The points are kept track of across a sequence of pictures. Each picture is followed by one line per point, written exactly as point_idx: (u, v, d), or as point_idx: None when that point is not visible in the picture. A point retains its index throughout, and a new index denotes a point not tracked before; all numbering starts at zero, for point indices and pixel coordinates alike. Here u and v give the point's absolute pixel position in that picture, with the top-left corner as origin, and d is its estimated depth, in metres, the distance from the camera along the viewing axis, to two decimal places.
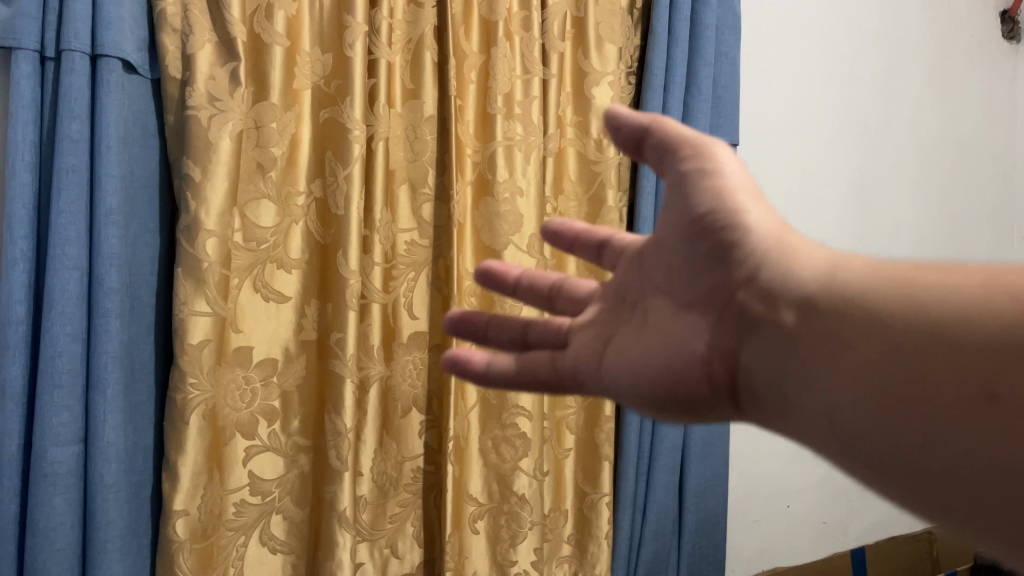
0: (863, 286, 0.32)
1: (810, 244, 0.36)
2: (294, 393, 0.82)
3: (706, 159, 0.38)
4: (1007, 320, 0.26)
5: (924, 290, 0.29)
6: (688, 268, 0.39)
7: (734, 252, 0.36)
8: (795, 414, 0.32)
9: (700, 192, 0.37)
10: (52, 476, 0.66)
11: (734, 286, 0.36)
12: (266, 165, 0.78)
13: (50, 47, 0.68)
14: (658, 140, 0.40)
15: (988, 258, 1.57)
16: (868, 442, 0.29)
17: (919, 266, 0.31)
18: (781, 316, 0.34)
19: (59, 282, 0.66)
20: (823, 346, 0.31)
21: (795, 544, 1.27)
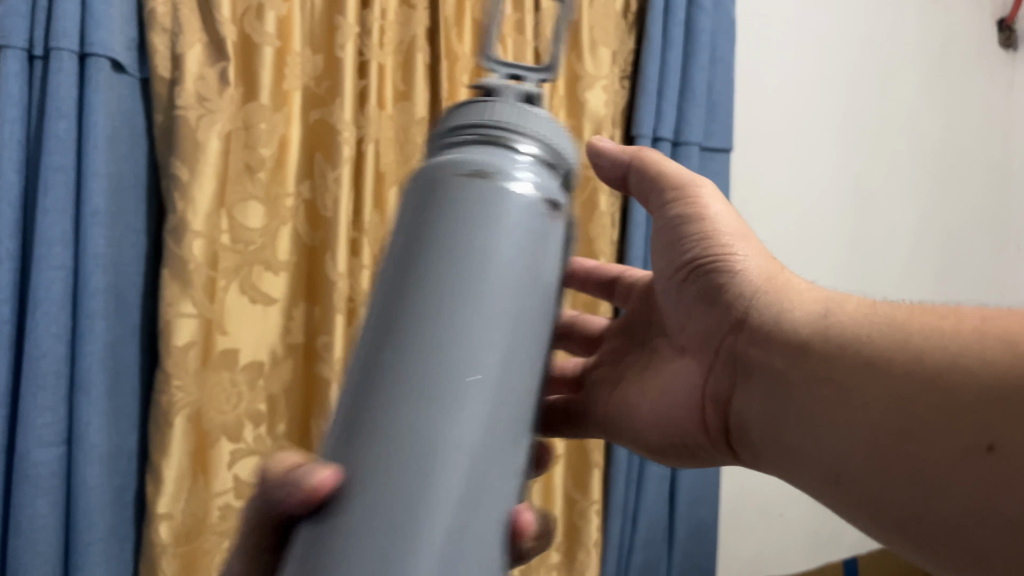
0: (850, 329, 0.35)
1: (801, 283, 0.41)
2: (280, 396, 0.82)
3: (688, 202, 0.45)
4: (981, 369, 0.29)
5: (893, 329, 0.33)
6: (686, 311, 0.45)
7: (721, 294, 0.42)
8: (794, 452, 0.36)
9: (685, 238, 0.45)
10: (34, 478, 0.65)
11: (726, 329, 0.42)
12: (254, 165, 0.77)
13: (38, 45, 0.67)
14: (642, 181, 0.48)
15: (983, 266, 1.56)
16: (863, 479, 0.32)
17: (909, 311, 0.34)
18: (772, 361, 0.38)
19: (44, 282, 0.65)
20: (819, 390, 0.35)
21: (788, 553, 1.26)
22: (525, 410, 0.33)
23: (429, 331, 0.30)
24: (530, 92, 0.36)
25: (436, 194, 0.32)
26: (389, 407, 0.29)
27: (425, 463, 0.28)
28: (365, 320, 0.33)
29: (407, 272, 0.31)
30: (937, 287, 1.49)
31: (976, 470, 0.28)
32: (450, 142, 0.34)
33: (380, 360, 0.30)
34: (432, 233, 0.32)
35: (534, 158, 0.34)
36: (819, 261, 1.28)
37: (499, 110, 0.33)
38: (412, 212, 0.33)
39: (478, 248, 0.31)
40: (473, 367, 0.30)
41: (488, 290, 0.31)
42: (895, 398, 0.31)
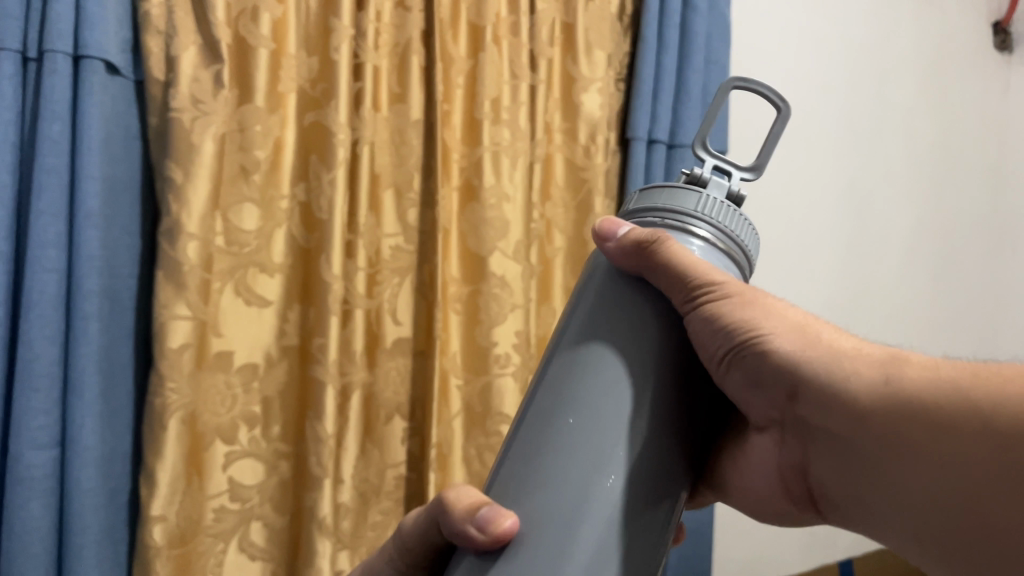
0: (917, 396, 0.31)
1: (850, 343, 0.36)
2: (275, 398, 0.81)
3: (705, 273, 0.38)
4: (996, 417, 0.28)
5: (920, 380, 0.31)
6: (728, 394, 0.40)
7: (767, 372, 0.37)
8: (876, 516, 0.34)
9: (714, 323, 0.38)
10: (28, 481, 0.65)
11: (784, 404, 0.38)
12: (249, 167, 0.77)
13: (32, 48, 0.68)
14: (652, 262, 0.39)
15: (978, 269, 1.56)
16: (950, 544, 0.30)
17: (978, 370, 0.30)
18: (835, 432, 0.35)
19: (38, 284, 0.65)
20: (891, 455, 0.32)
21: (783, 555, 1.26)
22: (653, 524, 0.37)
23: (566, 443, 0.37)
24: (729, 188, 0.43)
25: (584, 329, 0.40)
26: (531, 499, 0.36)
27: (557, 553, 0.35)
28: (516, 426, 0.41)
29: (553, 394, 0.39)
30: (934, 291, 1.49)
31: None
32: (598, 284, 0.42)
33: (526, 461, 0.38)
34: (578, 363, 0.39)
35: (708, 243, 0.41)
36: (815, 263, 1.28)
37: (678, 198, 0.42)
38: (562, 343, 0.41)
39: (612, 375, 0.38)
40: (606, 473, 0.36)
41: (617, 412, 0.37)
42: (973, 464, 0.29)
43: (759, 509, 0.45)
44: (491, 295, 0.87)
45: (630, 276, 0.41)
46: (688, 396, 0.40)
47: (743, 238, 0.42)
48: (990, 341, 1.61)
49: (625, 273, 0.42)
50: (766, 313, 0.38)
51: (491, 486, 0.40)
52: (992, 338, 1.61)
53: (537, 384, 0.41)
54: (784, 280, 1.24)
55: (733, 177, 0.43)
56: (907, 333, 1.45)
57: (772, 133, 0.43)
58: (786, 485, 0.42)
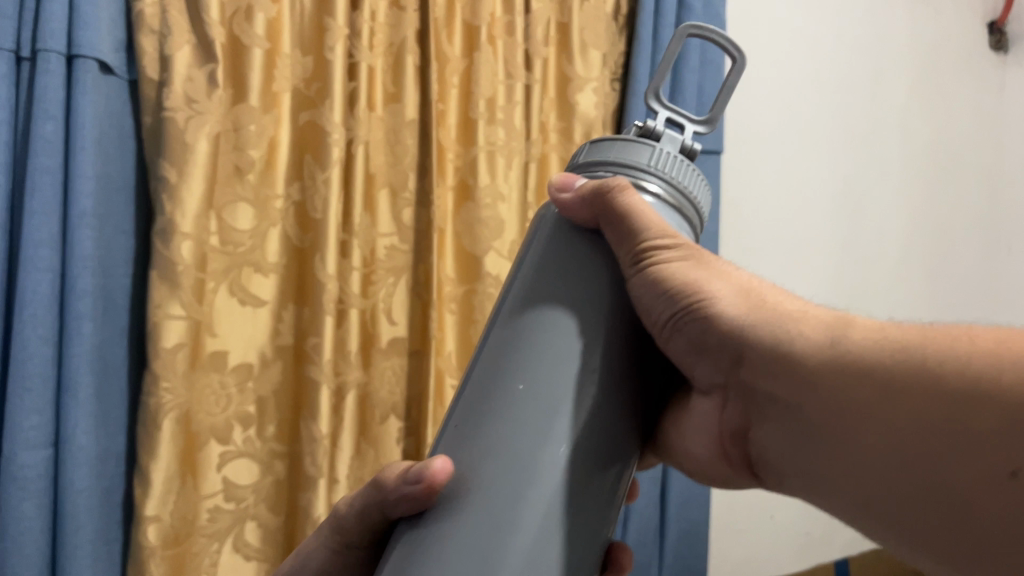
0: (863, 357, 0.31)
1: (795, 307, 0.36)
2: (269, 398, 0.81)
3: (656, 236, 0.38)
4: (948, 376, 0.28)
5: (868, 343, 0.31)
6: (673, 360, 0.40)
7: (713, 337, 0.38)
8: (821, 483, 0.33)
9: (663, 287, 0.38)
10: (21, 481, 0.65)
11: (729, 368, 0.38)
12: (243, 167, 0.77)
13: (25, 46, 0.67)
14: (607, 221, 0.39)
15: (974, 270, 1.57)
16: (894, 508, 0.30)
17: (917, 330, 0.31)
18: (780, 395, 0.35)
19: (30, 284, 0.65)
20: (835, 419, 0.32)
21: (779, 555, 1.27)
22: (598, 492, 0.36)
23: (514, 408, 0.36)
24: (682, 141, 0.43)
25: (532, 293, 0.39)
26: (476, 465, 0.35)
27: (505, 518, 0.33)
28: (459, 393, 0.39)
29: (499, 358, 0.38)
30: (929, 292, 1.49)
31: (999, 497, 0.26)
32: (544, 246, 0.41)
33: (471, 427, 0.36)
34: (530, 324, 0.38)
35: (659, 198, 0.41)
36: (811, 264, 1.28)
37: (633, 152, 0.42)
38: (508, 308, 0.40)
39: (563, 340, 0.37)
40: (553, 439, 0.35)
41: (565, 378, 0.36)
42: (916, 422, 0.28)
43: (701, 476, 0.44)
44: (485, 295, 0.88)
45: (585, 234, 0.41)
46: (640, 365, 0.40)
47: (695, 193, 0.43)
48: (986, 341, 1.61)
49: (579, 229, 0.41)
50: (711, 279, 0.38)
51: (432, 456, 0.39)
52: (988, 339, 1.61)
53: (482, 350, 0.40)
54: (779, 280, 1.24)
55: (689, 129, 0.44)
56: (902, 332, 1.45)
57: (726, 83, 0.44)
58: (724, 455, 0.41)
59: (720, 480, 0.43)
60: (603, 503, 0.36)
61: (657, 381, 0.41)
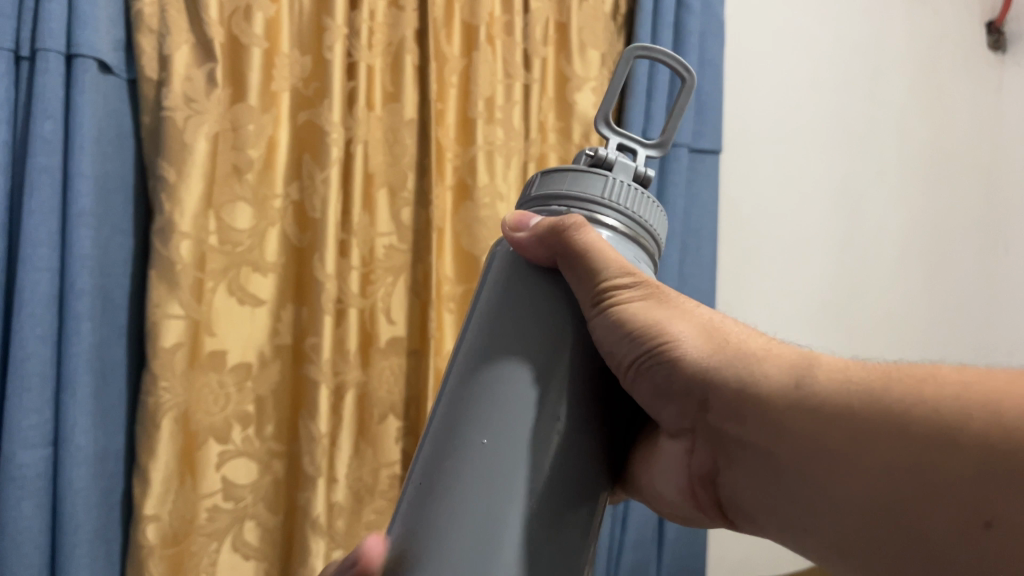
0: (829, 401, 0.31)
1: (756, 346, 0.37)
2: (268, 397, 0.81)
3: (616, 274, 0.38)
4: (917, 417, 0.28)
5: (833, 384, 0.32)
6: (639, 400, 0.40)
7: (678, 380, 0.38)
8: (795, 528, 0.34)
9: (626, 328, 0.38)
10: (20, 481, 0.65)
11: (696, 412, 0.38)
12: (242, 167, 0.77)
13: (25, 46, 0.67)
14: (565, 261, 0.39)
15: (972, 271, 1.57)
16: (868, 556, 0.30)
17: (882, 371, 0.31)
18: (751, 439, 0.35)
19: (29, 283, 0.65)
20: (806, 466, 0.32)
21: (778, 554, 1.27)
22: (567, 540, 0.36)
23: (476, 459, 0.35)
24: (634, 169, 0.43)
25: (489, 340, 0.39)
26: (440, 525, 0.34)
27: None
28: (420, 448, 0.39)
29: (457, 409, 0.38)
30: (927, 293, 1.49)
31: (976, 547, 0.26)
32: (498, 289, 0.41)
33: (432, 484, 0.36)
34: (491, 365, 0.38)
35: (616, 230, 0.41)
36: (810, 265, 1.28)
37: (586, 185, 0.42)
38: (467, 351, 0.39)
39: (524, 385, 0.37)
40: (518, 481, 0.35)
41: (527, 420, 0.36)
42: (888, 469, 0.28)
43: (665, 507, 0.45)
44: None
45: (543, 273, 0.40)
46: (606, 403, 0.39)
47: (651, 222, 0.43)
48: (985, 342, 1.61)
49: (536, 268, 0.41)
50: (671, 320, 0.39)
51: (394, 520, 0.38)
52: (987, 340, 1.61)
53: (441, 401, 0.39)
54: (778, 281, 1.24)
55: (642, 154, 0.45)
56: (899, 334, 1.46)
57: (676, 106, 0.45)
58: (693, 492, 0.42)
59: (692, 511, 0.44)
60: (573, 551, 0.36)
61: (626, 422, 0.41)
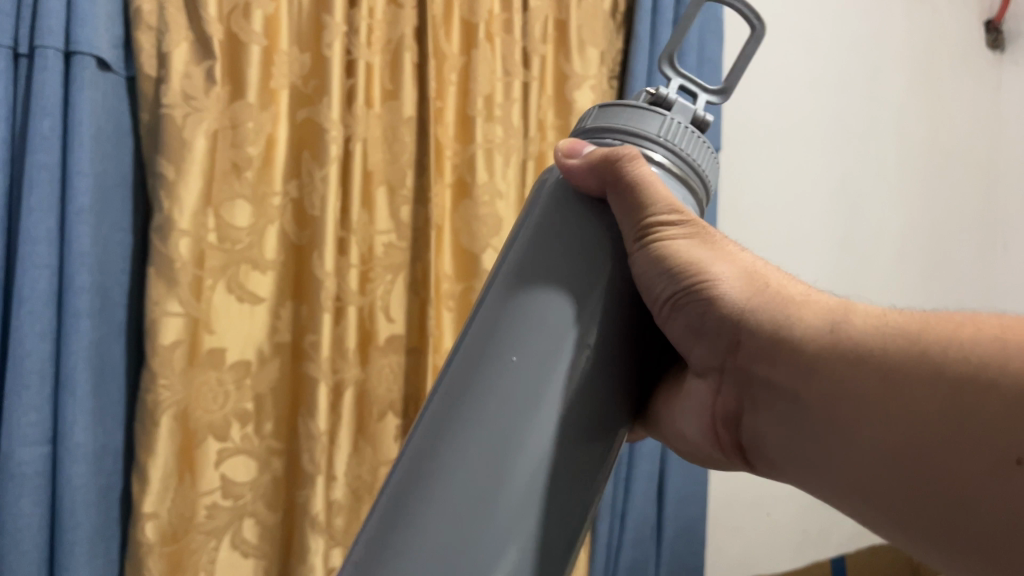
0: (863, 342, 0.32)
1: (801, 293, 0.37)
2: (267, 395, 0.82)
3: (664, 210, 0.37)
4: (946, 360, 0.28)
5: (867, 330, 0.32)
6: (672, 340, 0.40)
7: (713, 319, 0.38)
8: (818, 472, 0.34)
9: (666, 264, 0.37)
10: (19, 478, 0.65)
11: (726, 353, 0.39)
12: (241, 164, 0.77)
13: (24, 44, 0.67)
14: (615, 193, 0.38)
15: (970, 269, 1.57)
16: (888, 498, 0.30)
17: (918, 317, 0.31)
18: (778, 379, 0.35)
19: (28, 281, 0.65)
20: (833, 408, 0.32)
21: (776, 551, 1.27)
22: (579, 490, 0.35)
23: (505, 378, 0.35)
24: (693, 111, 0.42)
25: (530, 262, 0.38)
26: (461, 435, 0.34)
27: (484, 499, 0.33)
28: (449, 361, 0.38)
29: (494, 328, 0.37)
30: (925, 290, 1.50)
31: (1000, 483, 0.26)
32: (543, 212, 0.40)
33: (460, 398, 0.36)
34: (525, 291, 0.37)
35: (665, 167, 0.40)
36: (808, 263, 1.29)
37: (641, 120, 0.41)
38: (503, 277, 0.39)
39: (561, 316, 0.36)
40: (538, 415, 0.35)
41: (556, 355, 0.36)
42: (915, 410, 0.29)
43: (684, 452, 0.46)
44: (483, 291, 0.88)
45: (591, 204, 0.40)
46: (639, 342, 0.39)
47: (702, 166, 0.42)
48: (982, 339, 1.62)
49: (583, 198, 0.40)
50: (714, 259, 0.39)
51: (417, 419, 0.37)
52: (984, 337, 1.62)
53: (476, 315, 0.39)
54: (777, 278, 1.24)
55: (701, 98, 0.43)
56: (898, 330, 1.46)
57: (744, 53, 0.43)
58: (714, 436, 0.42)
59: (709, 458, 0.44)
60: (582, 504, 0.35)
61: (652, 360, 0.41)
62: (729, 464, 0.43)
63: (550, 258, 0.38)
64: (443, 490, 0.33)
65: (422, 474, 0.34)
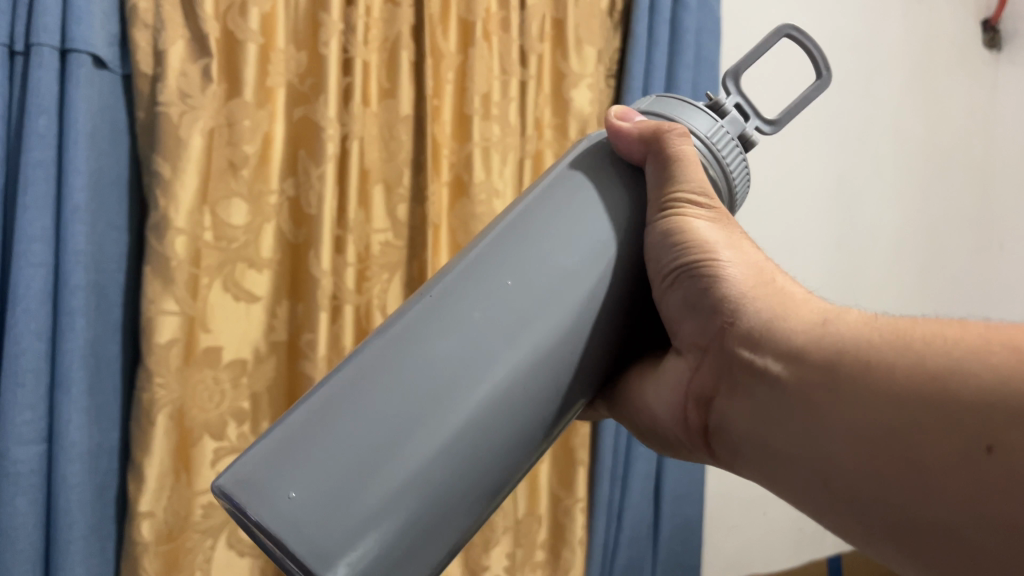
0: (857, 335, 0.34)
1: (798, 292, 0.40)
2: (263, 394, 0.82)
3: (691, 193, 0.41)
4: (932, 354, 0.31)
5: (860, 326, 0.35)
6: (671, 316, 0.44)
7: (710, 297, 0.41)
8: (782, 443, 0.36)
9: (677, 240, 0.41)
10: (13, 476, 0.64)
11: (715, 334, 0.41)
12: (238, 163, 0.77)
13: (19, 41, 0.66)
14: (655, 160, 0.43)
15: (966, 270, 1.58)
16: (854, 479, 0.32)
17: (916, 321, 0.34)
18: (764, 351, 0.38)
19: (23, 278, 0.65)
20: (817, 394, 0.34)
21: (772, 550, 1.27)
22: (523, 434, 0.38)
23: (470, 320, 0.37)
24: (742, 128, 0.47)
25: (522, 225, 0.41)
26: (419, 355, 0.36)
27: (445, 398, 0.35)
28: (445, 274, 0.40)
29: (471, 269, 0.39)
30: (921, 289, 1.50)
31: (969, 466, 0.27)
32: (569, 172, 0.43)
33: (449, 305, 0.38)
34: (507, 249, 0.40)
35: (703, 155, 0.45)
36: (804, 261, 1.29)
37: (694, 116, 0.46)
38: (495, 233, 0.41)
39: (561, 273, 0.40)
40: (489, 370, 0.37)
41: (520, 320, 0.38)
42: (897, 395, 0.31)
43: (654, 431, 0.48)
44: None
45: (613, 195, 0.44)
46: (626, 315, 0.43)
47: (734, 176, 0.46)
48: None
49: (607, 179, 0.44)
50: (727, 245, 0.42)
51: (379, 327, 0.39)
52: None
53: (458, 259, 0.41)
54: None
55: (752, 122, 0.48)
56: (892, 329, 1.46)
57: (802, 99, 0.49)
58: (683, 413, 0.45)
59: (677, 436, 0.47)
60: (521, 448, 0.38)
61: (631, 331, 0.44)
62: (696, 446, 0.45)
63: (537, 230, 0.41)
64: (385, 396, 0.35)
65: (394, 361, 0.36)
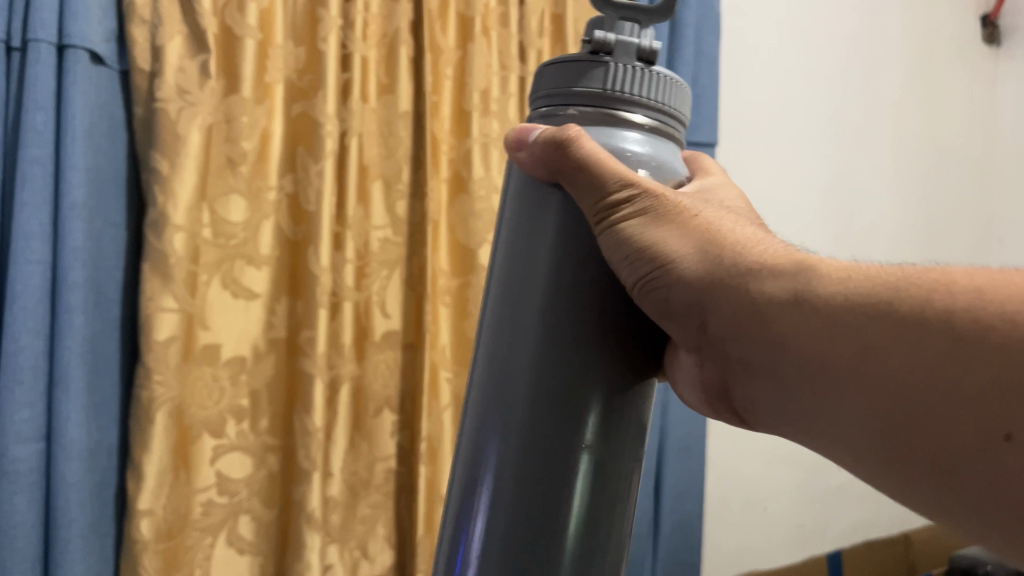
0: (841, 342, 0.29)
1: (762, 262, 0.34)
2: (263, 391, 0.81)
3: (622, 182, 0.34)
4: (927, 340, 0.27)
5: (839, 322, 0.29)
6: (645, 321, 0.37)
7: (678, 302, 0.35)
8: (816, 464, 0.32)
9: (631, 246, 0.34)
10: (12, 475, 0.64)
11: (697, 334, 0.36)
12: (236, 159, 0.76)
13: (16, 37, 0.66)
14: (568, 175, 0.35)
15: (966, 263, 1.57)
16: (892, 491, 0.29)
17: (898, 295, 0.28)
18: (756, 366, 0.33)
19: (21, 276, 0.64)
20: (822, 409, 0.30)
21: (773, 547, 1.27)
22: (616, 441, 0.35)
23: (514, 413, 0.35)
24: (637, 45, 0.35)
25: (506, 285, 0.36)
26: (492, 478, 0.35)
27: (533, 492, 0.34)
28: (471, 374, 0.38)
29: (490, 356, 0.36)
30: None
31: (992, 464, 0.24)
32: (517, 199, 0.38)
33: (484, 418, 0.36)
34: (505, 319, 0.36)
35: (641, 129, 0.36)
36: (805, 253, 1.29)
37: (583, 78, 0.35)
38: (491, 311, 0.37)
39: (538, 293, 0.35)
40: (550, 426, 0.34)
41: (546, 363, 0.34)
42: (905, 406, 0.27)
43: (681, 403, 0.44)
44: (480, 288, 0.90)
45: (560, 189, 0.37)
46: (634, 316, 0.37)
47: (668, 106, 0.36)
48: None
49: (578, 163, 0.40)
50: (679, 229, 0.35)
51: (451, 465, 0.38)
52: None
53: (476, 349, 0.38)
54: None
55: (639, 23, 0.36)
56: None
57: None
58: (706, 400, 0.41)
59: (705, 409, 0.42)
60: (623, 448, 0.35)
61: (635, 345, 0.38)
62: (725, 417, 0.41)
63: (518, 272, 0.36)
64: (495, 537, 0.34)
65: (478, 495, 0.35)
